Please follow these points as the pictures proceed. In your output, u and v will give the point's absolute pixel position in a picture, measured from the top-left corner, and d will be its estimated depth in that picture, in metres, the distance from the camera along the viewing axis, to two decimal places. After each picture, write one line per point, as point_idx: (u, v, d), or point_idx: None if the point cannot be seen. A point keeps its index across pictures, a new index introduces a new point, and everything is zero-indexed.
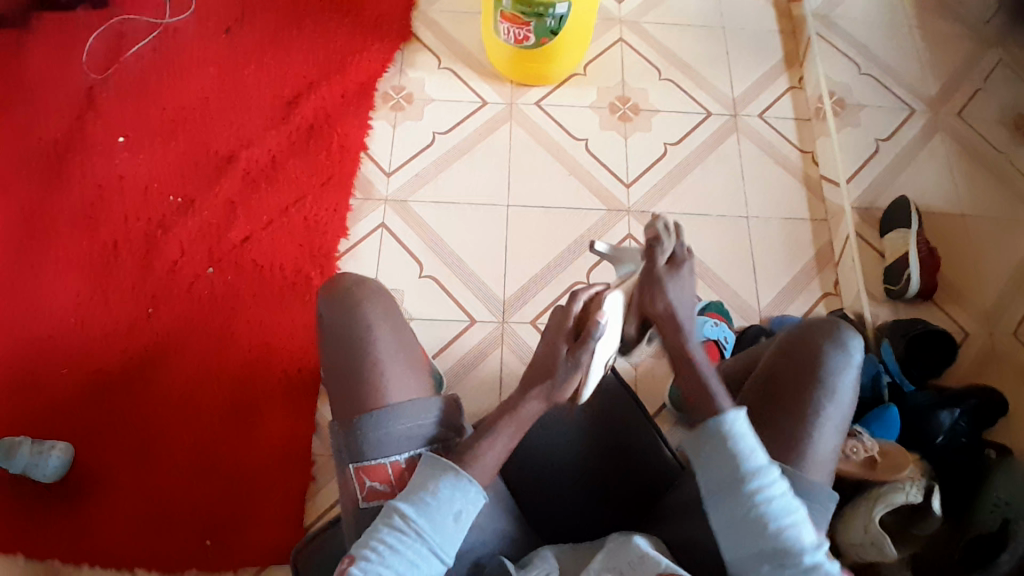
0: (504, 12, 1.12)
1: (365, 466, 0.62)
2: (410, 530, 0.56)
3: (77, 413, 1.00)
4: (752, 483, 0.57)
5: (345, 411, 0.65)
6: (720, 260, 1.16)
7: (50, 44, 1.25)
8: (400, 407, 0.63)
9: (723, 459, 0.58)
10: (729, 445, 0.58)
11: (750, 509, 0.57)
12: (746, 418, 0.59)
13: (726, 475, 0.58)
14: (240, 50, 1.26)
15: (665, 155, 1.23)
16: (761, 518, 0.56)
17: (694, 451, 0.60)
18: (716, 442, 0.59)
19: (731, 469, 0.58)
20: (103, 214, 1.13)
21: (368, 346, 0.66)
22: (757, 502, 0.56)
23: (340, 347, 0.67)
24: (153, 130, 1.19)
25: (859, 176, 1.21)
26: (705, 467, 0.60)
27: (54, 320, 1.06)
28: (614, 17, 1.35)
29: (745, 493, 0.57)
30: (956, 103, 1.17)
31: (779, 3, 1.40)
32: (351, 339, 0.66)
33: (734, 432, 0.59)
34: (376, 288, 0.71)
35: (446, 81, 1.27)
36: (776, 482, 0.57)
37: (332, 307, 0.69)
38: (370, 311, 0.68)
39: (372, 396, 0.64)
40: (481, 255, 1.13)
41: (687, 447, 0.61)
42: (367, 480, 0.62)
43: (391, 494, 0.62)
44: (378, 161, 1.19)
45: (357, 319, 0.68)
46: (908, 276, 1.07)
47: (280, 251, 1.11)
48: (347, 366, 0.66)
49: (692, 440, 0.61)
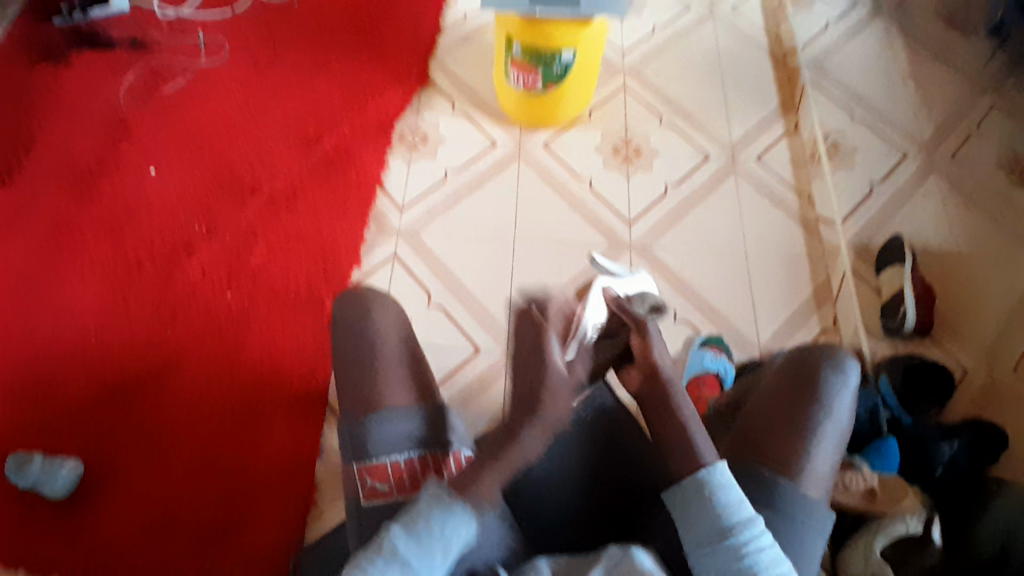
0: (514, 60, 1.20)
1: (368, 464, 0.65)
2: (400, 559, 0.55)
3: (92, 426, 1.03)
4: (740, 534, 0.57)
5: (352, 412, 0.70)
6: (719, 294, 1.19)
7: (91, 78, 1.34)
8: (405, 410, 0.69)
9: (708, 513, 0.58)
10: (715, 498, 0.59)
11: (736, 562, 0.56)
12: (730, 470, 0.61)
13: (712, 527, 0.58)
14: (269, 90, 1.35)
15: (666, 194, 1.28)
16: (750, 571, 0.56)
17: (680, 506, 0.60)
18: (702, 493, 0.59)
19: (717, 519, 0.58)
20: (129, 236, 1.19)
21: (378, 351, 0.75)
22: (747, 555, 0.56)
23: (351, 351, 0.75)
24: (182, 160, 1.26)
25: (853, 216, 1.25)
26: (690, 522, 0.59)
27: (75, 336, 1.10)
28: (617, 66, 1.44)
29: (733, 546, 0.57)
30: (947, 148, 1.28)
31: (774, 54, 1.46)
32: (364, 344, 0.75)
33: (720, 482, 0.60)
34: (387, 302, 0.81)
35: (459, 123, 1.34)
36: (762, 532, 0.58)
37: (349, 317, 0.78)
38: (381, 323, 0.77)
39: (378, 397, 0.70)
40: (488, 285, 1.17)
41: (671, 504, 0.61)
42: (369, 479, 0.65)
43: (390, 494, 0.64)
44: (393, 196, 1.25)
45: (369, 329, 0.77)
46: (904, 313, 1.09)
47: (295, 277, 1.16)
48: (358, 367, 0.73)
49: (675, 497, 0.61)
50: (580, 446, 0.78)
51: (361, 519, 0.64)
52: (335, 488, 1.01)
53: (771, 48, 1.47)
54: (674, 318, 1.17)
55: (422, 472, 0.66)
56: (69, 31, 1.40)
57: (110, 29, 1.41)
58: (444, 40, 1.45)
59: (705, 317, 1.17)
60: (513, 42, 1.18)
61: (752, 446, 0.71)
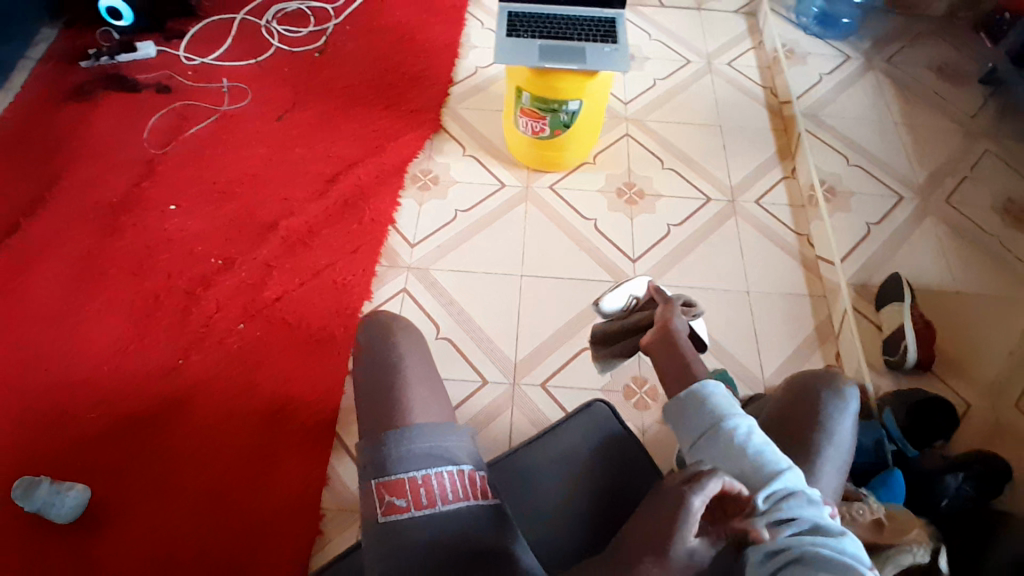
0: (524, 108, 1.27)
1: (387, 481, 0.67)
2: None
3: (100, 455, 1.04)
4: (728, 423, 0.64)
5: (372, 432, 0.72)
6: (724, 331, 1.21)
7: (120, 120, 1.42)
8: (421, 428, 0.71)
9: (700, 417, 0.66)
10: (708, 401, 0.67)
11: (726, 439, 0.62)
12: (722, 387, 0.69)
13: (705, 422, 0.66)
14: (290, 135, 1.42)
15: (669, 234, 1.32)
16: (741, 447, 0.61)
17: (678, 415, 0.69)
18: (698, 401, 0.68)
19: (709, 416, 0.66)
20: (148, 269, 1.23)
21: (399, 371, 0.77)
22: (738, 438, 0.62)
23: (370, 371, 0.78)
24: (202, 198, 1.32)
25: (854, 254, 1.28)
26: (688, 424, 0.67)
27: (89, 362, 1.12)
28: (621, 115, 1.51)
29: (724, 432, 0.63)
30: (944, 190, 1.32)
31: (772, 105, 1.55)
32: (384, 363, 0.78)
33: (711, 393, 0.68)
34: (407, 325, 0.84)
35: (470, 165, 1.40)
36: (749, 423, 0.63)
37: (372, 337, 0.81)
38: (401, 343, 0.80)
39: (397, 416, 0.72)
40: (496, 318, 1.20)
41: (670, 415, 0.69)
42: (387, 496, 0.66)
43: (407, 509, 0.66)
44: (404, 233, 1.30)
45: (389, 348, 0.79)
46: (905, 347, 1.11)
47: (309, 310, 1.20)
48: (377, 385, 0.76)
49: (676, 410, 0.69)
50: (589, 477, 0.79)
51: (378, 536, 0.65)
52: (341, 518, 1.01)
53: (767, 100, 1.56)
54: None
55: (438, 490, 0.67)
56: (96, 74, 1.49)
57: (137, 74, 1.50)
58: (455, 91, 1.53)
59: (710, 352, 1.18)
60: (523, 93, 1.24)
61: None
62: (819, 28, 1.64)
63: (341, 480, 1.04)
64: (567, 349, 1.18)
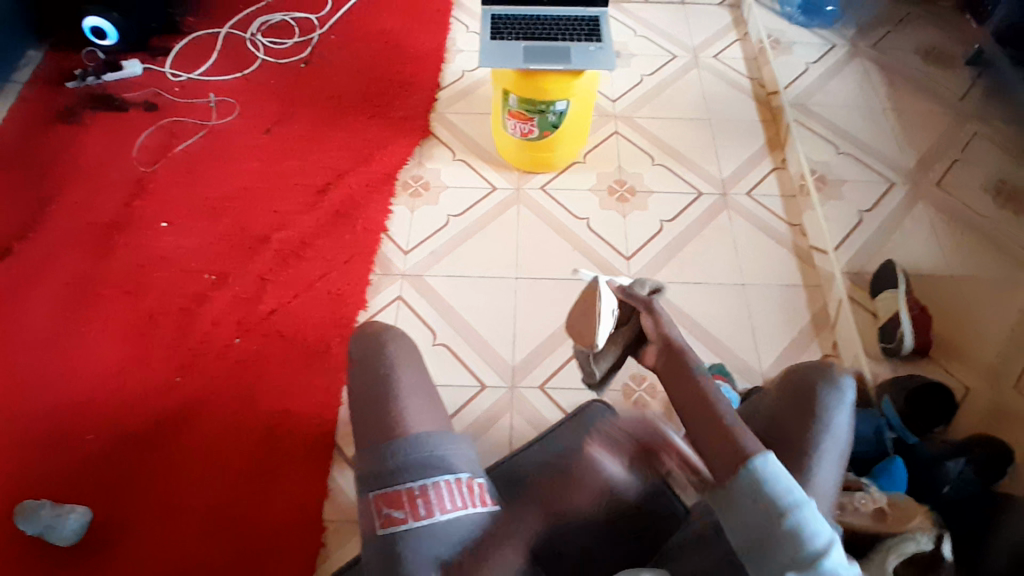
0: (511, 111, 1.27)
1: (384, 493, 0.67)
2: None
3: (100, 478, 1.03)
4: (793, 523, 0.52)
5: (367, 444, 0.72)
6: (719, 324, 1.21)
7: (109, 140, 1.42)
8: (414, 438, 0.70)
9: (758, 507, 0.53)
10: (766, 488, 0.53)
11: (792, 549, 0.51)
12: (777, 458, 0.55)
13: (763, 519, 0.53)
14: (279, 147, 1.42)
15: (661, 230, 1.32)
16: (812, 563, 0.49)
17: (727, 503, 0.55)
18: (752, 487, 0.54)
19: (768, 510, 0.53)
20: (142, 287, 1.23)
21: (391, 383, 0.77)
22: (805, 549, 0.50)
23: (361, 382, 0.78)
24: (193, 215, 1.32)
25: (846, 244, 1.28)
26: (742, 514, 0.54)
27: (87, 383, 1.12)
28: (610, 112, 1.51)
29: (789, 538, 0.51)
30: (934, 174, 1.32)
31: (759, 96, 1.55)
32: (376, 373, 0.78)
33: (767, 472, 0.54)
34: (397, 333, 0.84)
35: (460, 170, 1.40)
36: (816, 521, 0.51)
37: (361, 348, 0.81)
38: (393, 352, 0.80)
39: (391, 426, 0.72)
40: (491, 323, 1.20)
41: (719, 501, 0.56)
42: (385, 508, 0.66)
43: (406, 521, 0.65)
44: (397, 241, 1.30)
45: (382, 358, 0.79)
46: (901, 334, 1.10)
47: (305, 322, 1.19)
48: (370, 398, 0.76)
49: (723, 494, 0.55)
50: (590, 476, 0.79)
51: (379, 548, 0.65)
52: (344, 530, 1.01)
53: (754, 91, 1.56)
54: None
55: (436, 499, 0.67)
56: (83, 94, 1.49)
57: (124, 93, 1.50)
58: (443, 96, 1.53)
59: (706, 345, 1.19)
60: (509, 95, 1.24)
61: None
62: (804, 17, 1.65)
63: (342, 489, 1.04)
64: (564, 351, 1.17)
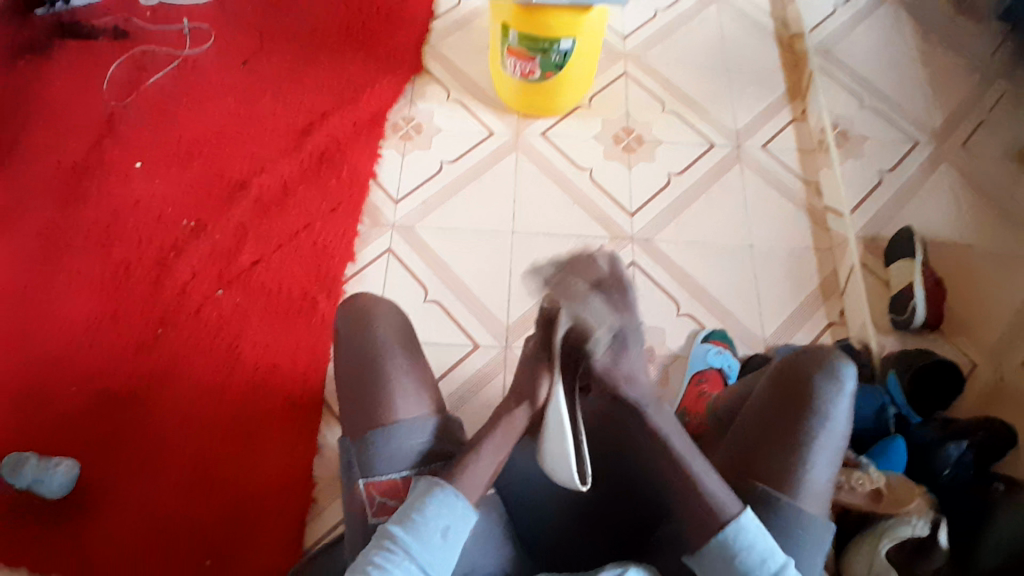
0: (511, 48, 1.16)
1: (374, 481, 0.63)
2: (398, 549, 0.54)
3: (81, 434, 1.01)
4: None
5: (355, 429, 0.68)
6: (723, 289, 1.16)
7: (77, 72, 1.30)
8: (401, 425, 0.65)
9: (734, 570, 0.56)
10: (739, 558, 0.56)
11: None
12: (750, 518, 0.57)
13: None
14: (259, 82, 1.31)
15: (669, 184, 1.25)
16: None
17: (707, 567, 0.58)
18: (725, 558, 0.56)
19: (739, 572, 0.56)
20: (115, 236, 1.16)
21: (376, 358, 0.70)
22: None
23: (350, 363, 0.71)
24: (170, 157, 1.23)
25: (862, 207, 1.21)
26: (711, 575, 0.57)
27: (63, 336, 1.07)
28: (619, 51, 1.39)
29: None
30: (958, 138, 1.20)
31: (780, 37, 1.43)
32: (363, 348, 0.71)
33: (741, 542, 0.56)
34: (388, 309, 0.77)
35: (454, 112, 1.30)
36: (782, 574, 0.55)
37: (347, 325, 0.74)
38: (381, 325, 0.73)
39: (381, 411, 0.66)
40: (486, 281, 1.14)
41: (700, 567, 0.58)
42: (377, 497, 0.63)
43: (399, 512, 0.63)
44: (386, 189, 1.22)
45: (369, 332, 0.73)
46: (913, 306, 1.06)
47: (289, 276, 1.13)
48: (355, 374, 0.70)
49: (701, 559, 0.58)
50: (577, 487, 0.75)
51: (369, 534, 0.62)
52: (331, 489, 0.99)
53: (776, 31, 1.44)
54: (677, 313, 1.13)
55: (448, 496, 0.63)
56: (50, 22, 1.36)
57: (92, 19, 1.37)
58: (437, 27, 1.40)
59: (709, 312, 1.14)
60: (509, 30, 1.13)
61: (751, 458, 0.69)
62: None
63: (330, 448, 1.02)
64: None
